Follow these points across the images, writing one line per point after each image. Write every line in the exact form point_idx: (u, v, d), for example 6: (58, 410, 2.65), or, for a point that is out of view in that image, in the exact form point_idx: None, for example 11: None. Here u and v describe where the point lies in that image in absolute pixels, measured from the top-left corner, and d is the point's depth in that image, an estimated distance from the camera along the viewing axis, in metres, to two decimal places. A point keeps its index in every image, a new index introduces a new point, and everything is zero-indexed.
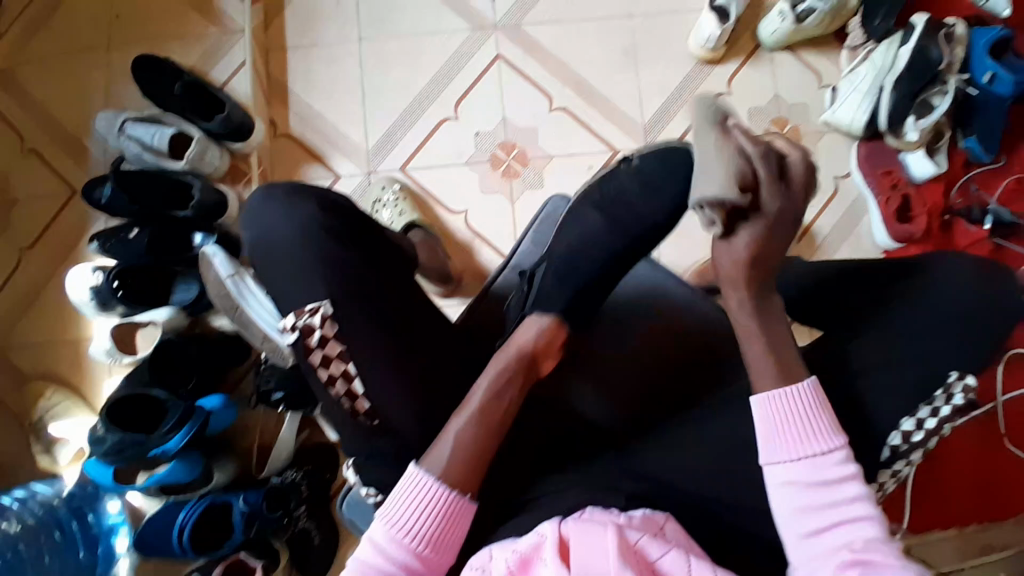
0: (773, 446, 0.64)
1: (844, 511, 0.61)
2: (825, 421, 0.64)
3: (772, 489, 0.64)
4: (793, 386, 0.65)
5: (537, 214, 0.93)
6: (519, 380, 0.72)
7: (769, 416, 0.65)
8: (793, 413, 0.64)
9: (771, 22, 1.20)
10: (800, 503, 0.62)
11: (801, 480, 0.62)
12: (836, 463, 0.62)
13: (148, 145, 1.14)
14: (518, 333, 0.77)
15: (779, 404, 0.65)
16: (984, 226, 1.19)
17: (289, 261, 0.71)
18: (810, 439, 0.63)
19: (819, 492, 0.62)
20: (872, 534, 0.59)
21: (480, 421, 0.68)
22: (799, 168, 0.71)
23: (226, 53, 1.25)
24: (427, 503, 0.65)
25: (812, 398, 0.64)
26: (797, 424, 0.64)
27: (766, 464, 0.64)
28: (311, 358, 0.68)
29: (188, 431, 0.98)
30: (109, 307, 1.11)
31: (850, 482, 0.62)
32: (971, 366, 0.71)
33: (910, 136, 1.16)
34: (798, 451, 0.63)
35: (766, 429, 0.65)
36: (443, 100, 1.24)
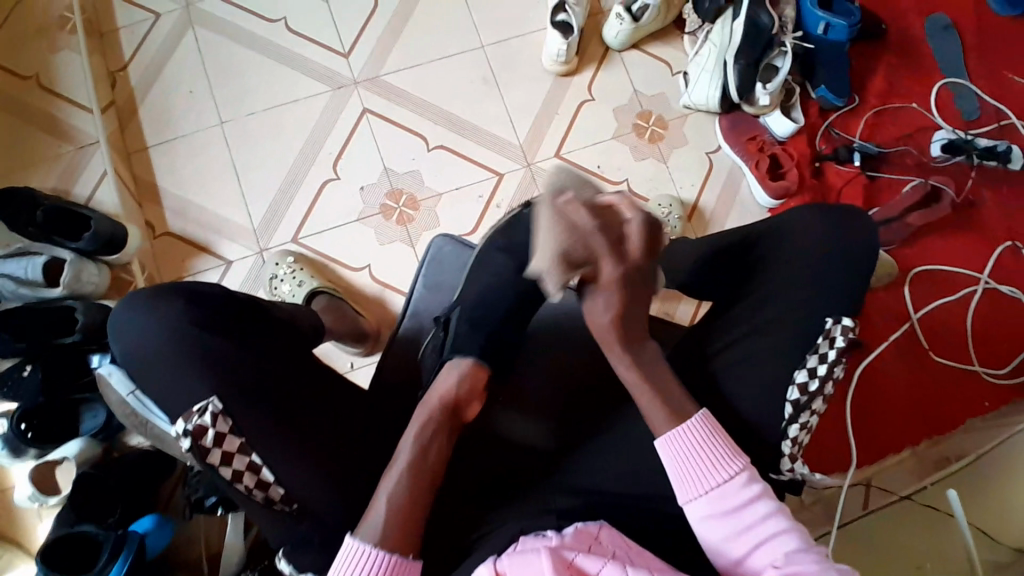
0: (685, 485, 0.67)
1: (761, 530, 0.63)
2: (722, 446, 0.68)
3: (698, 526, 0.66)
4: (684, 423, 0.69)
5: (424, 259, 0.95)
6: (446, 429, 0.75)
7: (673, 457, 0.68)
8: (689, 446, 0.68)
9: (612, 27, 1.27)
10: (721, 533, 0.64)
11: (716, 512, 0.65)
12: (741, 486, 0.66)
13: (22, 279, 1.07)
14: (438, 382, 0.79)
15: (676, 441, 0.69)
16: (854, 163, 1.28)
17: (171, 367, 0.69)
18: (713, 469, 0.67)
19: (735, 518, 0.64)
20: (791, 547, 0.61)
21: (410, 476, 0.69)
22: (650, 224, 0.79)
23: (85, 167, 1.21)
24: (369, 571, 0.63)
25: (702, 428, 0.69)
26: (698, 460, 0.68)
27: (684, 503, 0.67)
28: (209, 459, 0.65)
29: (126, 560, 0.92)
30: (21, 453, 1.05)
31: (759, 501, 0.65)
32: (844, 307, 0.77)
33: (762, 101, 1.25)
34: (706, 484, 0.66)
35: (673, 468, 0.68)
36: (322, 163, 1.25)
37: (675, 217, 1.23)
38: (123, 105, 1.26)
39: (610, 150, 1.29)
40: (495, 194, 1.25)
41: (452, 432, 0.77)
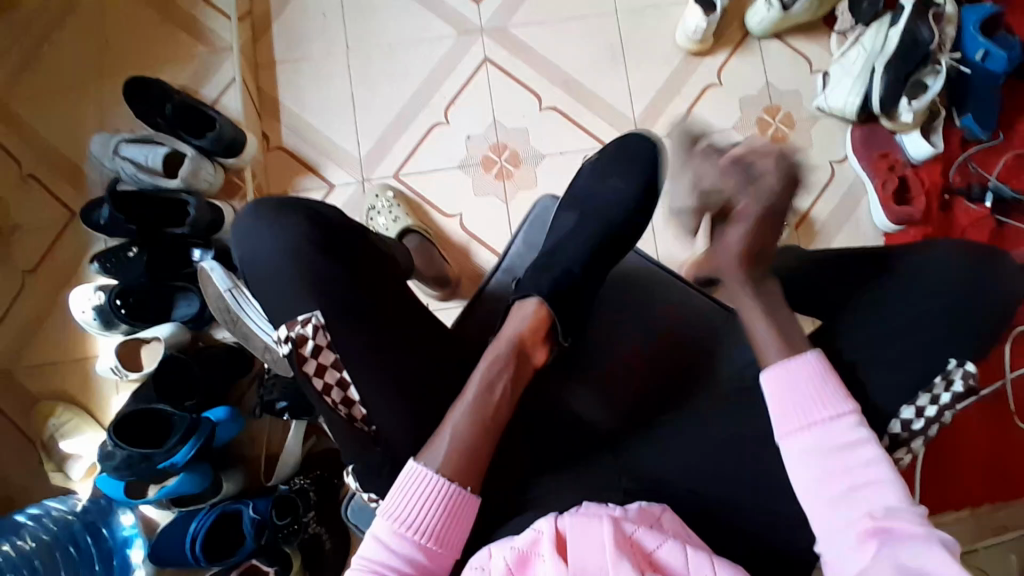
0: (787, 419, 0.64)
1: (860, 479, 0.60)
2: (834, 388, 0.64)
3: (792, 463, 0.63)
4: (794, 359, 0.66)
5: (527, 216, 0.95)
6: (514, 371, 0.72)
7: (777, 389, 0.65)
8: (799, 382, 0.65)
9: (758, 11, 1.20)
10: (823, 471, 0.61)
11: (811, 451, 0.62)
12: (848, 427, 0.62)
13: (143, 165, 1.15)
14: (505, 324, 0.77)
15: (785, 377, 0.65)
16: (986, 205, 1.16)
17: (277, 273, 0.73)
18: (818, 406, 0.63)
19: (830, 462, 0.61)
20: (893, 502, 0.58)
21: (475, 418, 0.68)
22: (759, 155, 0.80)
23: (215, 72, 1.26)
24: (428, 497, 0.63)
25: (814, 366, 0.65)
26: (805, 396, 0.64)
27: (783, 435, 0.64)
28: (305, 368, 0.69)
29: (195, 444, 0.99)
30: (112, 327, 1.13)
31: (867, 447, 0.61)
32: (970, 351, 0.70)
33: (904, 118, 1.14)
34: (811, 419, 0.63)
35: (776, 399, 0.65)
36: (434, 106, 1.25)
37: None
38: (258, 17, 1.30)
39: (728, 140, 1.23)
40: None
41: (525, 379, 0.74)
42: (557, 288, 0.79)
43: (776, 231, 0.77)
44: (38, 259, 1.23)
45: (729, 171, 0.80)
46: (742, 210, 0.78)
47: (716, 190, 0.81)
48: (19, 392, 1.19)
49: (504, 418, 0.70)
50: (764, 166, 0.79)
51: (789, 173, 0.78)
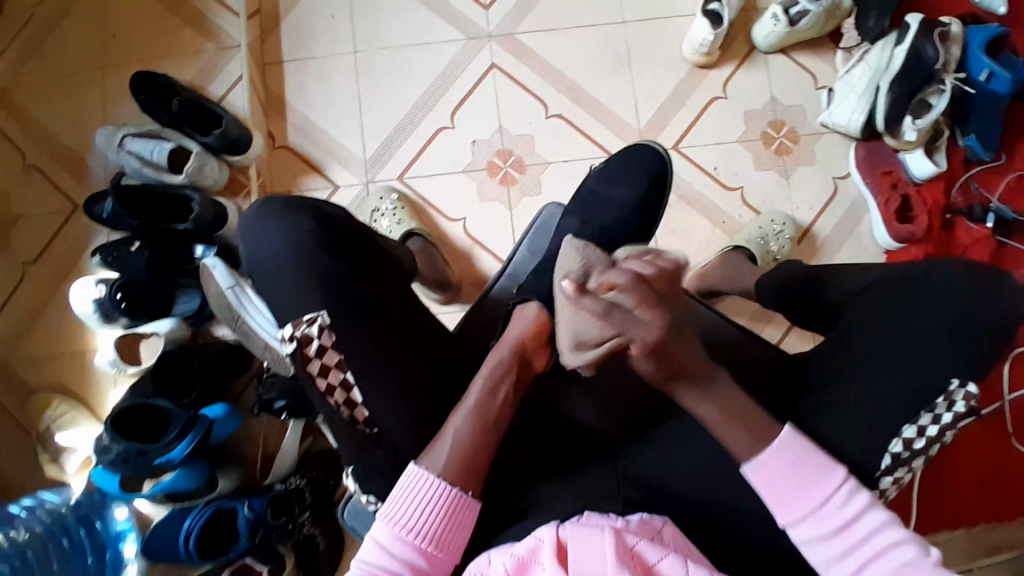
0: (785, 507, 0.64)
1: (870, 545, 0.61)
2: (818, 463, 0.64)
3: (802, 547, 0.63)
4: (772, 446, 0.64)
5: (530, 225, 0.95)
6: (516, 374, 0.73)
7: (766, 482, 0.64)
8: (786, 469, 0.64)
9: (764, 26, 1.20)
10: (835, 552, 0.62)
11: (819, 532, 0.62)
12: (845, 499, 0.63)
13: (148, 160, 1.15)
14: (508, 328, 0.77)
15: (769, 468, 0.64)
16: (987, 225, 1.17)
17: (281, 270, 0.72)
18: (812, 489, 0.63)
19: (840, 538, 0.62)
20: (908, 559, 0.60)
21: (477, 420, 0.68)
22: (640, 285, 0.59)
23: (223, 68, 1.26)
24: (428, 501, 0.63)
25: (793, 448, 0.64)
26: (795, 482, 0.64)
27: (787, 524, 0.64)
28: (309, 367, 0.68)
29: (191, 441, 0.98)
30: (112, 321, 1.11)
31: (868, 513, 0.62)
32: (973, 370, 0.70)
33: (909, 136, 1.15)
34: (809, 504, 0.63)
35: (768, 492, 0.64)
36: (440, 109, 1.25)
37: (786, 236, 1.17)
38: (267, 16, 1.30)
39: (732, 153, 1.23)
40: None
41: (525, 383, 0.75)
42: (555, 294, 0.80)
43: (687, 340, 0.63)
44: (38, 250, 1.23)
45: (602, 317, 0.59)
46: (638, 351, 0.61)
47: (600, 331, 0.60)
48: (16, 384, 1.18)
49: (506, 420, 0.70)
50: (627, 301, 0.59)
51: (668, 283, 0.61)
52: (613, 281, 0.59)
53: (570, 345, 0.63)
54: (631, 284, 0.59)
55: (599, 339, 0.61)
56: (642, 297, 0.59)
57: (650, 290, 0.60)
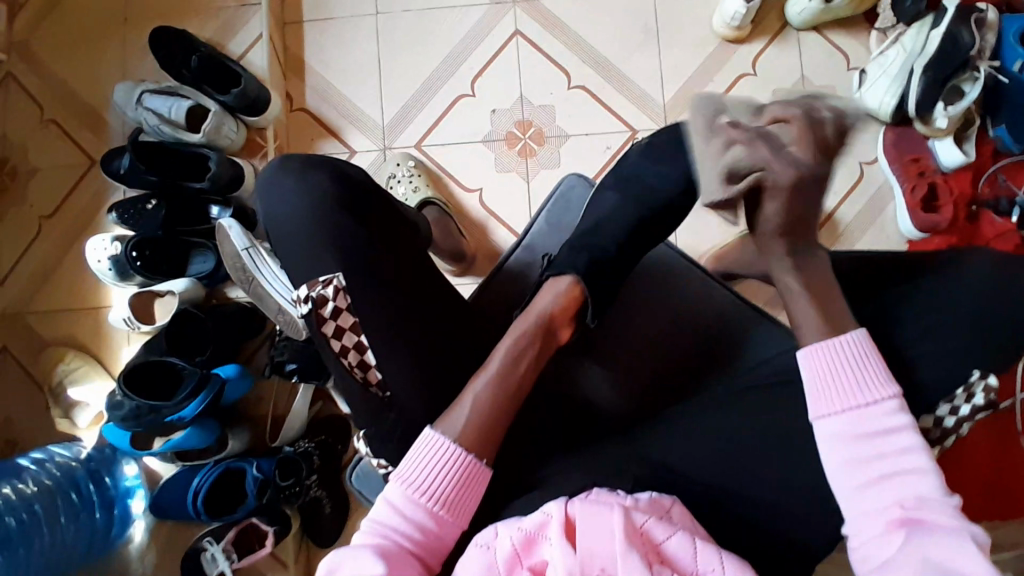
0: (824, 400, 0.64)
1: (895, 460, 0.60)
2: (877, 369, 0.64)
3: (825, 447, 0.63)
4: (839, 338, 0.66)
5: (552, 195, 0.95)
6: (538, 345, 0.73)
7: (816, 369, 0.65)
8: (841, 363, 0.65)
9: (799, 2, 1.17)
10: (857, 456, 0.61)
11: (851, 432, 0.62)
12: (890, 411, 0.62)
13: (166, 117, 1.14)
14: (535, 300, 0.76)
15: (829, 355, 0.65)
16: (1013, 218, 1.12)
17: (300, 230, 0.72)
18: (860, 389, 0.63)
19: (866, 445, 0.61)
20: (928, 489, 0.58)
21: (498, 386, 0.68)
22: (810, 131, 0.74)
23: (243, 26, 1.23)
24: (443, 465, 0.63)
25: (858, 347, 0.65)
26: (845, 377, 0.64)
27: (817, 418, 0.64)
28: (324, 329, 0.68)
29: (204, 399, 0.99)
30: (127, 278, 1.13)
31: (904, 431, 0.61)
32: (997, 364, 0.68)
33: (938, 123, 1.12)
34: (851, 402, 0.63)
35: (813, 382, 0.65)
36: (461, 76, 1.23)
37: None
38: None
39: None
40: (623, 149, 1.20)
41: (546, 354, 0.74)
42: (591, 267, 0.78)
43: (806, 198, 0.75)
44: (55, 204, 1.23)
45: (749, 143, 0.75)
46: (774, 183, 0.74)
47: (744, 161, 0.74)
48: (31, 336, 1.20)
49: (526, 390, 0.71)
50: (789, 135, 0.74)
51: (817, 141, 0.74)
52: (750, 131, 0.75)
53: (715, 174, 0.77)
54: (784, 126, 0.75)
55: (745, 169, 0.75)
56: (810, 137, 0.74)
57: (812, 133, 0.74)
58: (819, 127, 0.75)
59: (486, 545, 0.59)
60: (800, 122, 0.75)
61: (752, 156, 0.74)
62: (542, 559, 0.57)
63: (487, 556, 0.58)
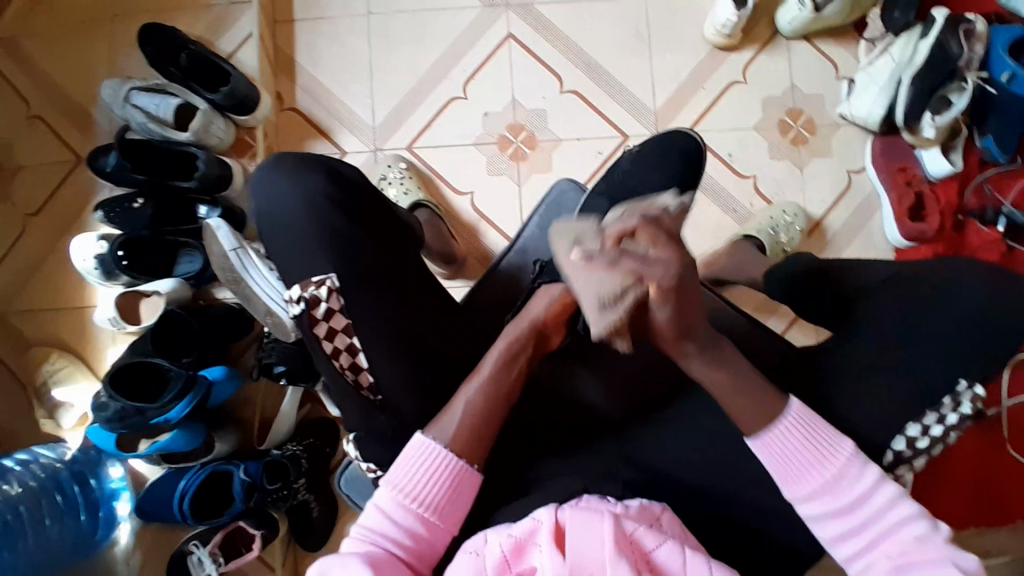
0: (794, 483, 0.64)
1: (881, 518, 0.61)
2: (828, 438, 0.64)
3: (813, 523, 0.64)
4: (781, 420, 0.65)
5: (543, 200, 0.96)
6: (531, 350, 0.73)
7: (773, 457, 0.65)
8: (792, 444, 0.64)
9: (790, 11, 1.17)
10: (845, 526, 0.62)
11: (830, 506, 0.63)
12: (856, 473, 0.63)
13: (154, 115, 1.13)
14: (530, 304, 0.76)
15: (777, 442, 0.64)
16: (998, 228, 1.14)
17: (289, 232, 0.71)
18: (822, 460, 0.63)
19: (851, 512, 0.62)
20: (917, 533, 0.60)
21: (490, 389, 0.68)
22: (653, 226, 0.61)
23: (234, 23, 1.22)
24: (434, 470, 0.63)
25: (801, 422, 0.64)
26: (804, 455, 0.64)
27: (795, 500, 0.64)
28: (316, 330, 0.68)
29: (191, 401, 0.98)
30: (113, 278, 1.11)
31: (877, 486, 0.62)
32: (980, 372, 0.70)
33: (926, 133, 1.12)
34: (818, 478, 0.63)
35: (776, 468, 0.65)
36: (453, 78, 1.23)
37: (797, 228, 1.16)
38: None
39: (748, 140, 1.22)
40: (615, 154, 1.20)
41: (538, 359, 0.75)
42: None
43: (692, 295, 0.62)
44: (40, 202, 1.21)
45: (613, 267, 0.60)
46: (657, 295, 0.60)
47: (622, 281, 0.60)
48: (15, 336, 1.18)
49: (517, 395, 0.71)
50: (641, 243, 0.60)
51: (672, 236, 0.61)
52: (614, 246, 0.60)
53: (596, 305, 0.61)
54: (642, 233, 0.60)
55: (620, 290, 0.60)
56: (657, 237, 0.61)
57: (659, 229, 0.61)
58: (660, 221, 0.62)
59: (475, 552, 0.59)
60: (651, 223, 0.61)
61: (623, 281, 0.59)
62: (531, 565, 0.57)
63: (477, 563, 0.58)
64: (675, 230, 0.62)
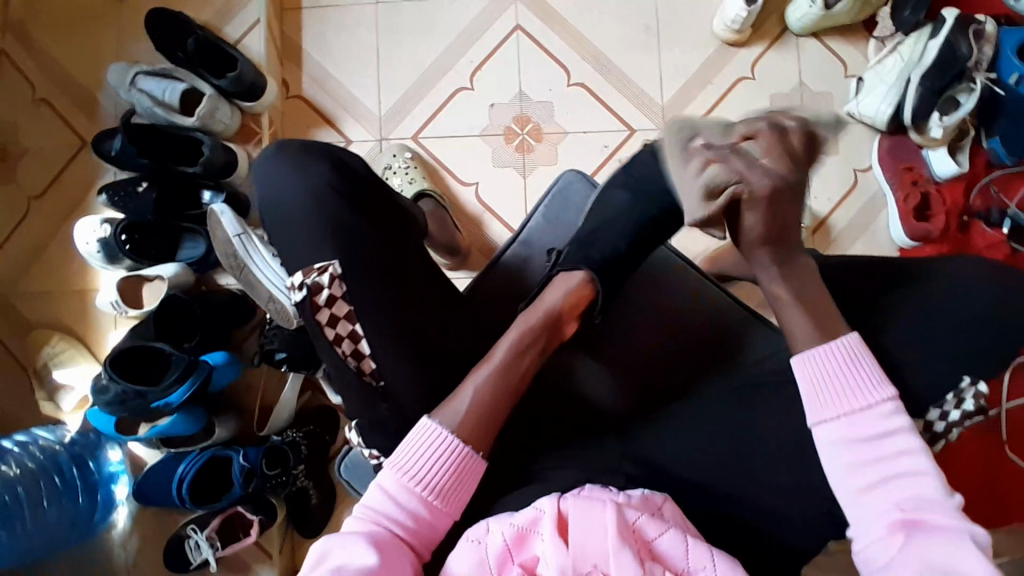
0: (822, 405, 0.63)
1: (895, 463, 0.59)
2: (869, 371, 0.63)
3: (823, 449, 0.63)
4: (833, 343, 0.65)
5: (550, 190, 0.95)
6: (542, 341, 0.73)
7: (813, 376, 0.64)
8: (833, 366, 0.64)
9: (799, 8, 1.17)
10: (858, 459, 0.61)
11: (849, 438, 0.61)
12: (888, 413, 0.61)
13: (160, 100, 1.12)
14: (547, 291, 0.76)
15: (818, 360, 0.65)
16: (1003, 230, 1.13)
17: (295, 219, 0.71)
18: (857, 391, 0.62)
19: (872, 445, 0.61)
20: (928, 492, 0.57)
21: (498, 380, 0.68)
22: (775, 139, 0.69)
23: (241, 10, 1.21)
24: (440, 455, 0.63)
25: (853, 348, 0.64)
26: (840, 379, 0.63)
27: (814, 423, 0.63)
28: (318, 317, 0.68)
29: (191, 386, 0.98)
30: (116, 261, 1.11)
31: (900, 434, 0.60)
32: (984, 371, 0.69)
33: (933, 133, 1.12)
34: (849, 405, 0.62)
35: (810, 386, 0.64)
36: (460, 69, 1.22)
37: None
38: None
39: None
40: (620, 148, 1.20)
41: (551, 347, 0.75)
42: (605, 263, 0.79)
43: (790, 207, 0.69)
44: (44, 185, 1.21)
45: (722, 160, 0.69)
46: (751, 199, 0.68)
47: (725, 175, 0.69)
48: (17, 319, 1.18)
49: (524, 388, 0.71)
50: (758, 149, 0.69)
51: (789, 150, 0.69)
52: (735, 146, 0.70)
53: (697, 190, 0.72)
54: (766, 142, 0.69)
55: (720, 184, 0.69)
56: (775, 146, 0.69)
57: (781, 141, 0.69)
58: (786, 135, 0.69)
59: (477, 540, 0.59)
60: (776, 138, 0.69)
61: (725, 173, 0.69)
62: (533, 555, 0.57)
63: (478, 551, 0.58)
64: (798, 148, 0.69)
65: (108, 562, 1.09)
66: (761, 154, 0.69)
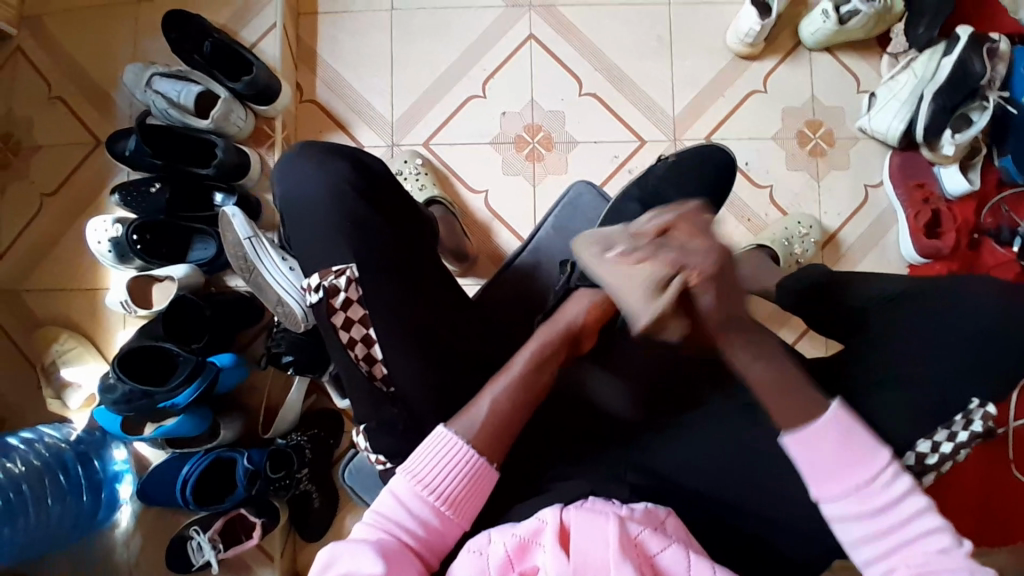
0: (823, 486, 0.61)
1: (904, 527, 0.59)
2: (864, 443, 0.61)
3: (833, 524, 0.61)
4: (823, 420, 0.61)
5: (560, 200, 0.96)
6: (562, 353, 0.74)
7: (808, 458, 0.61)
8: (828, 446, 0.61)
9: (813, 23, 1.17)
10: (868, 531, 0.60)
11: (858, 513, 0.60)
12: (889, 481, 0.60)
13: (174, 102, 1.12)
14: (567, 305, 0.77)
15: (811, 443, 0.61)
16: (1013, 248, 1.12)
17: (309, 223, 0.72)
18: (856, 466, 0.60)
19: (878, 517, 0.60)
20: (939, 545, 0.58)
21: (516, 390, 0.68)
22: (690, 221, 0.65)
23: (257, 13, 1.22)
24: (454, 464, 0.63)
25: (843, 424, 0.61)
26: (839, 457, 0.61)
27: (822, 500, 0.61)
28: (333, 319, 0.68)
29: (198, 388, 0.99)
30: (126, 261, 1.12)
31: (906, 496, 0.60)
32: (994, 393, 0.69)
33: (945, 150, 1.12)
34: (850, 483, 0.60)
35: (807, 468, 0.62)
36: (473, 76, 1.23)
37: (811, 240, 1.16)
38: None
39: (766, 150, 1.21)
40: (630, 159, 1.20)
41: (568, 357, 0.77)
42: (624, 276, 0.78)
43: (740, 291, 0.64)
44: (57, 183, 1.22)
45: (653, 254, 0.62)
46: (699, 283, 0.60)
47: (663, 268, 0.61)
48: (27, 316, 1.19)
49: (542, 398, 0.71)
50: (681, 237, 0.63)
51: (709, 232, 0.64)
52: (660, 239, 0.63)
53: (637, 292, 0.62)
54: (684, 228, 0.64)
55: (664, 278, 0.60)
56: (693, 231, 0.64)
57: (692, 225, 0.64)
58: (693, 216, 0.65)
59: (479, 552, 0.59)
60: (684, 221, 0.64)
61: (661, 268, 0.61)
62: (534, 565, 0.56)
63: (480, 562, 0.58)
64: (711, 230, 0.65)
65: (110, 560, 1.10)
66: (689, 240, 0.62)
